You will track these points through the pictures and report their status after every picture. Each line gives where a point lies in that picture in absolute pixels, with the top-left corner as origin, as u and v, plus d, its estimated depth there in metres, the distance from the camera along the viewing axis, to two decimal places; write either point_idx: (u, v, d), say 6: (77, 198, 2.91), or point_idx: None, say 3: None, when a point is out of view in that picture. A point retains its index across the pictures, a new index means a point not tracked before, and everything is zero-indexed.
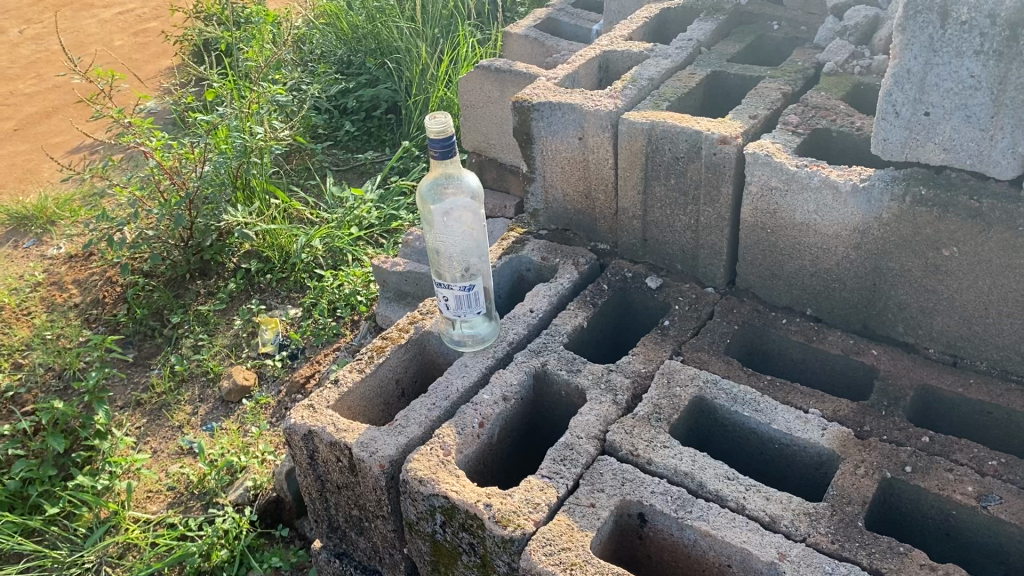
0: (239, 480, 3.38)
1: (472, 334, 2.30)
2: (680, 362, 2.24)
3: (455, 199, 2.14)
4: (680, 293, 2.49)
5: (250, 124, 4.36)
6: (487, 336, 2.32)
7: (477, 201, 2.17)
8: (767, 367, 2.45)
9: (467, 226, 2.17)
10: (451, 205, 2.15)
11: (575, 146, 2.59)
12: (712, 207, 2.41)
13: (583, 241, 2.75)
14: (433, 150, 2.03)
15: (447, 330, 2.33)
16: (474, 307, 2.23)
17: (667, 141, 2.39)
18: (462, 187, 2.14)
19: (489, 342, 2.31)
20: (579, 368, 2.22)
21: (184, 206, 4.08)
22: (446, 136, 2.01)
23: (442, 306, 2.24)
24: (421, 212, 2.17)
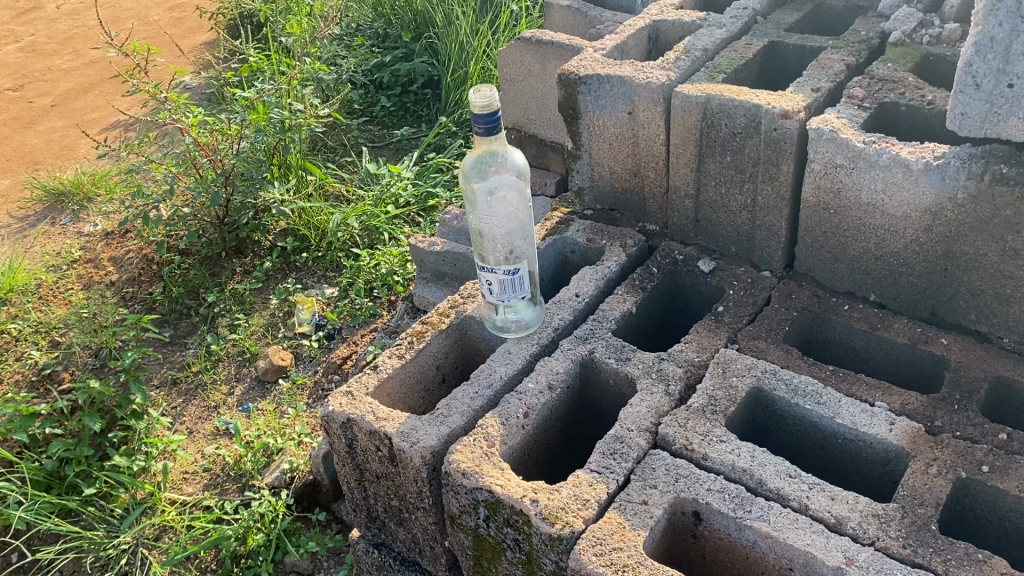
0: (275, 462, 3.34)
1: (516, 320, 2.20)
2: (736, 351, 2.12)
3: (499, 177, 2.04)
4: (735, 278, 2.37)
5: (286, 101, 4.27)
6: (530, 322, 2.22)
7: (522, 180, 2.06)
8: (826, 357, 2.32)
9: (512, 207, 2.07)
10: (495, 184, 2.04)
11: (624, 121, 2.46)
12: (771, 186, 2.28)
13: (631, 221, 2.63)
14: (476, 127, 1.92)
15: (489, 315, 2.23)
16: (518, 291, 2.12)
17: (723, 115, 2.26)
18: (506, 165, 2.03)
19: (533, 328, 2.21)
20: (628, 357, 2.12)
21: (220, 184, 4.01)
22: (490, 111, 1.89)
23: (485, 290, 2.14)
24: (463, 192, 2.07)
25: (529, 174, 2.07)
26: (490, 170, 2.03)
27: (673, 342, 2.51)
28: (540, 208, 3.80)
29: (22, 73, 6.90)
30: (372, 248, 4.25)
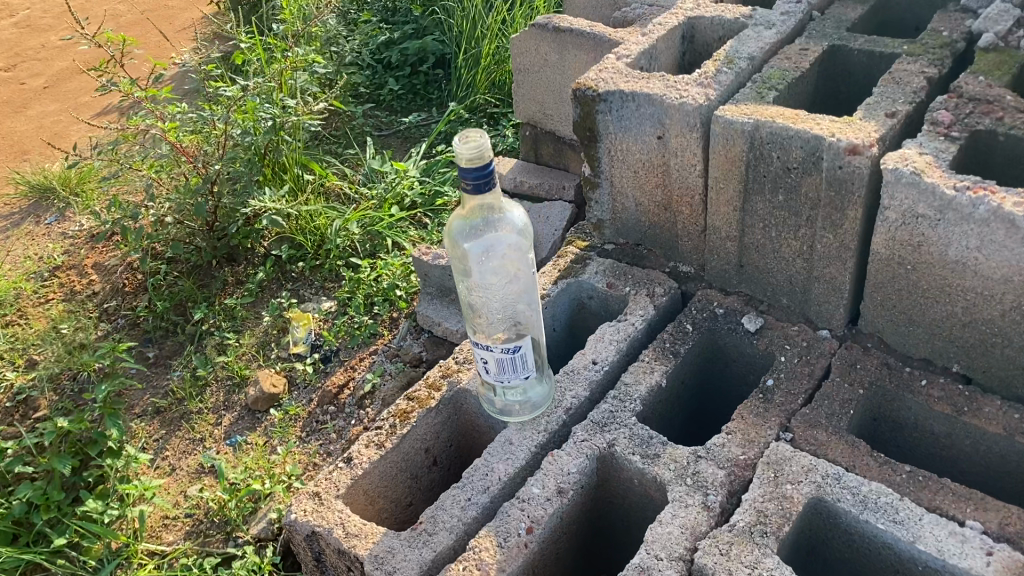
0: (263, 509, 2.98)
1: (521, 402, 1.81)
2: (789, 446, 1.73)
3: (496, 238, 1.63)
4: (786, 340, 1.96)
5: (278, 98, 3.87)
6: (540, 403, 1.83)
7: (525, 240, 1.65)
8: (906, 458, 1.94)
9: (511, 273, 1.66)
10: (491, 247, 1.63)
11: (652, 147, 2.04)
12: (833, 234, 1.86)
13: (660, 261, 2.22)
14: (464, 183, 1.52)
15: (488, 394, 1.85)
16: (521, 372, 1.73)
17: (776, 147, 1.84)
18: (504, 223, 1.62)
19: (541, 410, 1.83)
20: (656, 453, 1.73)
21: (206, 190, 3.64)
22: (482, 162, 1.48)
23: (481, 369, 1.75)
24: (451, 256, 1.67)
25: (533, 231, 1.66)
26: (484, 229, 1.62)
27: (728, 404, 2.13)
28: (557, 215, 3.37)
29: (15, 51, 6.52)
30: (374, 256, 3.84)
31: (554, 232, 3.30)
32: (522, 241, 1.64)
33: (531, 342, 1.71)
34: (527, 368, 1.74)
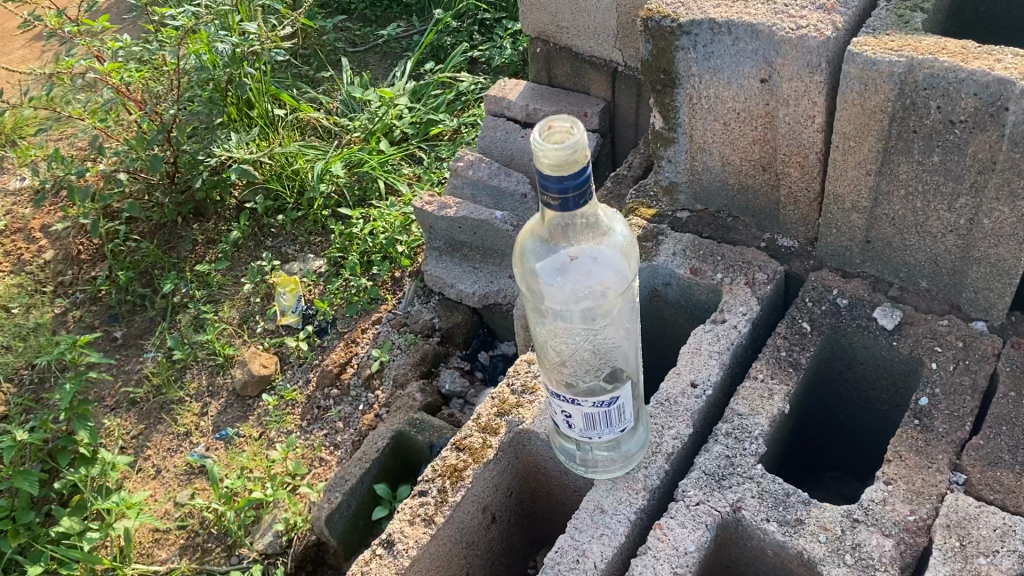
0: (267, 518, 2.52)
1: (611, 452, 1.39)
2: (970, 500, 1.32)
3: (589, 264, 1.15)
4: (936, 339, 1.53)
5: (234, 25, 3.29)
6: (634, 453, 1.40)
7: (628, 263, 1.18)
8: None
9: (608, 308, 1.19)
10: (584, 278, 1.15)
11: (753, 93, 1.54)
12: (1010, 206, 1.40)
13: (752, 233, 1.76)
14: (549, 198, 1.04)
15: (563, 443, 1.41)
16: (615, 426, 1.29)
17: (936, 93, 1.36)
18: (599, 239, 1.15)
19: (635, 460, 1.40)
20: (799, 518, 1.32)
21: (161, 143, 3.08)
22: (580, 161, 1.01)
23: (561, 423, 1.31)
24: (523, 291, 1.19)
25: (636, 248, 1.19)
26: (571, 248, 1.15)
27: (844, 410, 1.71)
28: None
29: None
30: (364, 203, 3.30)
31: None
32: (625, 262, 1.17)
33: (632, 387, 1.26)
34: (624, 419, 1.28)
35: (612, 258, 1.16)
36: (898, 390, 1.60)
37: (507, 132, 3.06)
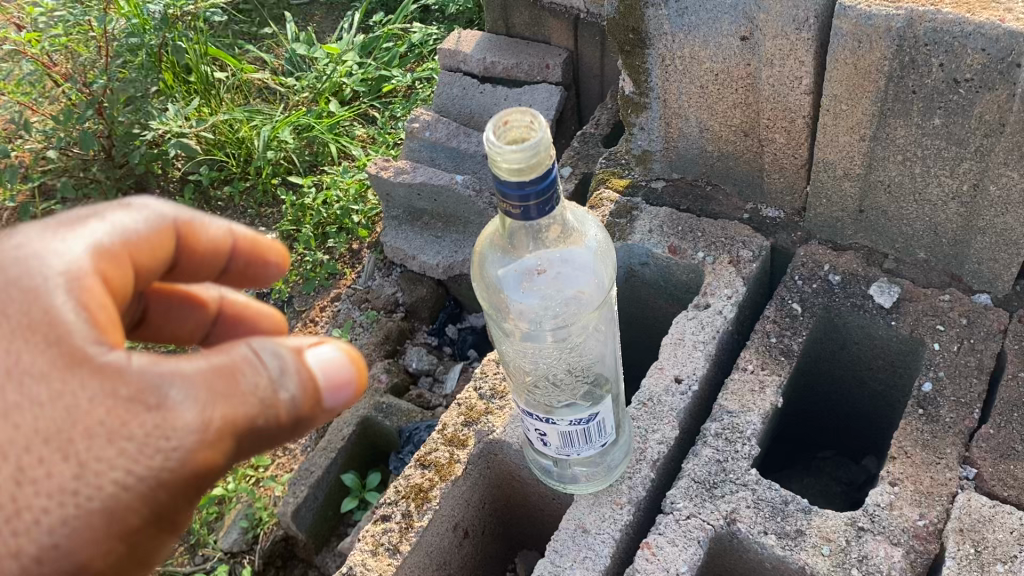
0: (230, 514, 2.38)
1: (590, 467, 1.25)
2: (983, 499, 1.21)
3: (559, 276, 1.00)
4: (938, 317, 1.41)
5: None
6: (615, 465, 1.27)
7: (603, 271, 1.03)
8: None
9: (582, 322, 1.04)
10: (553, 290, 1.00)
11: (733, 52, 1.39)
12: (1020, 171, 1.26)
13: (733, 204, 1.62)
14: (509, 205, 0.89)
15: (537, 457, 1.28)
16: (596, 440, 1.15)
17: (939, 49, 1.20)
18: (569, 246, 1.00)
19: (616, 471, 1.27)
20: (799, 529, 1.20)
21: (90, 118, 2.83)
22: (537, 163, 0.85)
23: (535, 440, 1.17)
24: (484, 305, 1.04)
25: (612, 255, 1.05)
26: (536, 258, 0.99)
27: (836, 390, 1.59)
28: (542, 100, 2.75)
29: None
30: (316, 168, 3.10)
31: None
32: (599, 269, 1.02)
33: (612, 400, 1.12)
34: (606, 432, 1.15)
35: (586, 266, 1.01)
36: (896, 371, 1.49)
37: (464, 88, 2.86)
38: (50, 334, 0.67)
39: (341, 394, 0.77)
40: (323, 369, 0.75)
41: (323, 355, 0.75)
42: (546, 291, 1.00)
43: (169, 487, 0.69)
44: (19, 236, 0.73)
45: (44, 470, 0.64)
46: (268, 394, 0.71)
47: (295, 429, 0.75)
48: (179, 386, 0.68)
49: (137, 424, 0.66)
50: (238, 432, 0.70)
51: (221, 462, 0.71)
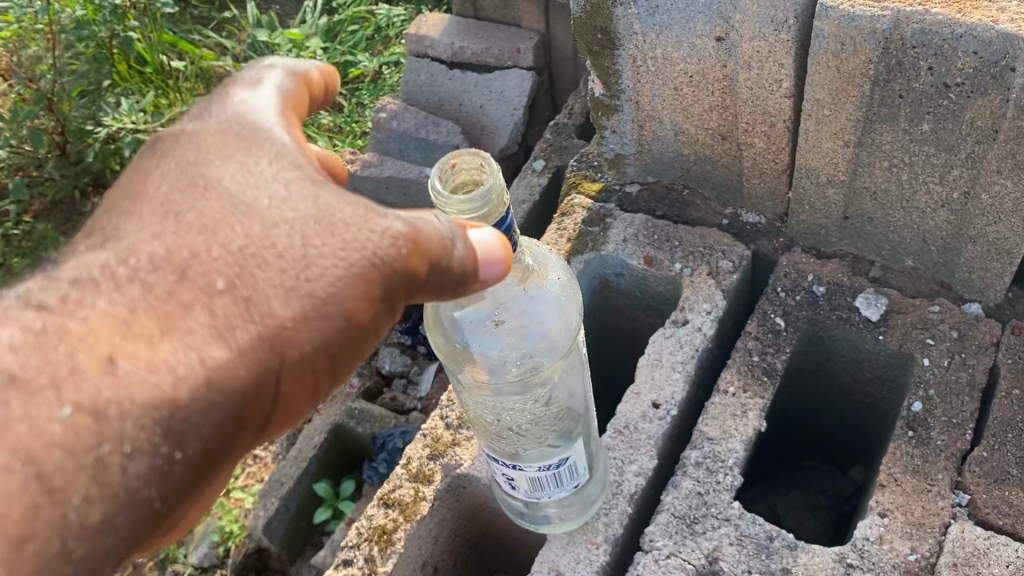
0: (199, 527, 2.29)
1: (563, 506, 1.17)
2: (978, 529, 1.15)
3: (522, 324, 0.91)
4: (927, 330, 1.34)
5: None
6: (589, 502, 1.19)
7: (569, 312, 0.95)
8: None
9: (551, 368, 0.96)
10: (516, 339, 0.92)
11: (708, 53, 1.31)
12: (1013, 180, 1.18)
13: (712, 209, 1.54)
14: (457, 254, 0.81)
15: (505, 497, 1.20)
16: (568, 482, 1.07)
17: (928, 53, 1.12)
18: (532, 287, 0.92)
19: (590, 509, 1.20)
20: (785, 568, 1.14)
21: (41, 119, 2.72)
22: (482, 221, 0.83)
23: (504, 484, 1.09)
24: (446, 360, 0.96)
25: (577, 292, 0.98)
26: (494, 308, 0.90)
27: (821, 398, 1.52)
28: (513, 87, 2.64)
29: None
30: None
31: (515, 113, 2.61)
32: (567, 305, 0.95)
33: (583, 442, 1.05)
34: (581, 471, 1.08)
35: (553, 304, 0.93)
36: (883, 382, 1.41)
37: (432, 75, 2.76)
38: (283, 161, 0.81)
39: (495, 267, 0.82)
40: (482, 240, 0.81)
41: (482, 233, 0.81)
42: (509, 341, 0.92)
43: (366, 297, 0.77)
44: (231, 93, 0.88)
45: (272, 259, 0.75)
46: (441, 248, 0.79)
47: (458, 289, 0.83)
48: (387, 217, 0.79)
49: (353, 231, 0.77)
50: (421, 268, 0.78)
51: (409, 287, 0.80)
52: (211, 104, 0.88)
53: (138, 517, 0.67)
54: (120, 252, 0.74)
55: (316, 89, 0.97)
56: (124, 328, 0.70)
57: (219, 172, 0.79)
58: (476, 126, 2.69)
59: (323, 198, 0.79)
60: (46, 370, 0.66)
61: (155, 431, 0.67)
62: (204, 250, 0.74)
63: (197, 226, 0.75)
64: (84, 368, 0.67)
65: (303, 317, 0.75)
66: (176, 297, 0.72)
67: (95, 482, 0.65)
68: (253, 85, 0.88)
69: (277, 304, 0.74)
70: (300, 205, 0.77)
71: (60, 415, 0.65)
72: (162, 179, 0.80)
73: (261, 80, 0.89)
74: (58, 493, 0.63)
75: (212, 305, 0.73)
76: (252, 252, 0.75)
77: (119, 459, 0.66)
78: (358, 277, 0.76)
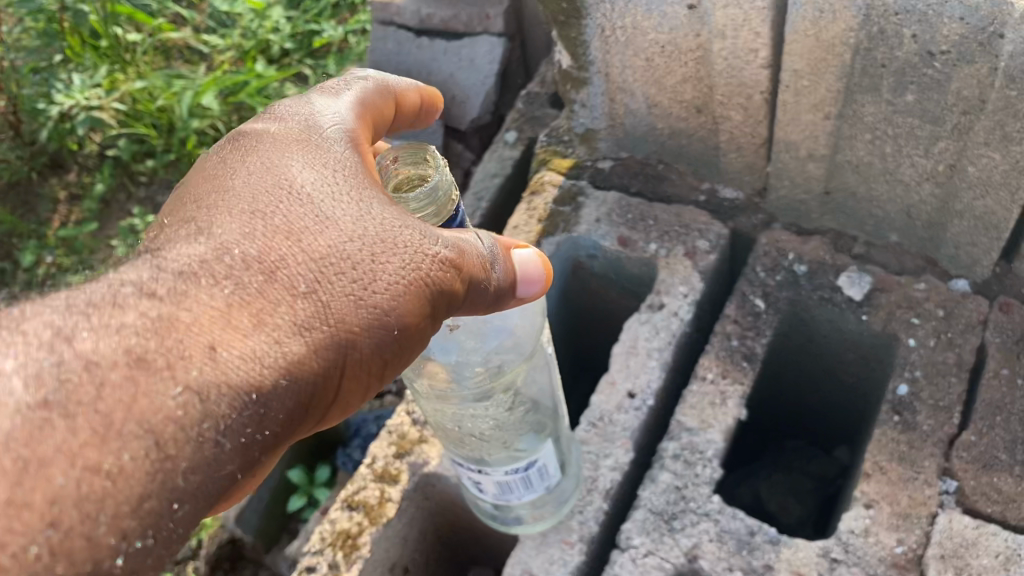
0: None
1: (537, 506, 1.13)
2: (967, 518, 1.10)
3: (480, 329, 0.90)
4: (912, 309, 1.28)
5: None
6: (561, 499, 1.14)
7: (527, 311, 0.95)
8: None
9: (512, 369, 0.96)
10: (474, 344, 0.91)
11: (680, 21, 1.24)
12: (1001, 152, 1.12)
13: (688, 185, 1.48)
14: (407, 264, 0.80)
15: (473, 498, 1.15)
16: (534, 483, 1.04)
17: (912, 19, 1.05)
18: None
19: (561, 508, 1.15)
20: (767, 565, 1.09)
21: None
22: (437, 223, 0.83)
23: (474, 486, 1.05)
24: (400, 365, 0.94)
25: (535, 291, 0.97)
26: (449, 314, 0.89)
27: (804, 377, 1.47)
28: (484, 54, 2.54)
29: None
30: None
31: (486, 81, 2.52)
32: (526, 305, 0.94)
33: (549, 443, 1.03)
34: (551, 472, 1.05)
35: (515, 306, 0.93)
36: (868, 362, 1.36)
37: (399, 44, 2.66)
38: (346, 165, 0.84)
39: (529, 286, 0.86)
40: (519, 262, 0.86)
41: (524, 255, 0.87)
42: (467, 347, 0.90)
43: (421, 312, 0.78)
44: (313, 97, 0.92)
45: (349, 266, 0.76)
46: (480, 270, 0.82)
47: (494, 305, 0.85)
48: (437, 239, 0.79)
49: (411, 252, 0.77)
50: (461, 287, 0.80)
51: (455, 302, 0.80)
52: (293, 103, 0.92)
53: (217, 491, 0.67)
54: (215, 247, 0.75)
55: (404, 99, 1.02)
56: (222, 317, 0.71)
57: (300, 177, 0.82)
58: (446, 95, 2.60)
59: (389, 215, 0.80)
60: (162, 354, 0.66)
61: (250, 416, 0.69)
62: (293, 254, 0.76)
63: (281, 231, 0.77)
64: (192, 352, 0.68)
65: (377, 321, 0.76)
66: (265, 296, 0.73)
67: (195, 457, 0.65)
68: (334, 92, 0.93)
69: (349, 312, 0.75)
70: (373, 220, 0.79)
71: (173, 394, 0.65)
72: (241, 172, 0.83)
73: (346, 90, 0.94)
74: (167, 459, 0.64)
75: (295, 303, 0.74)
76: (332, 259, 0.76)
77: (210, 441, 0.66)
78: (426, 286, 0.78)
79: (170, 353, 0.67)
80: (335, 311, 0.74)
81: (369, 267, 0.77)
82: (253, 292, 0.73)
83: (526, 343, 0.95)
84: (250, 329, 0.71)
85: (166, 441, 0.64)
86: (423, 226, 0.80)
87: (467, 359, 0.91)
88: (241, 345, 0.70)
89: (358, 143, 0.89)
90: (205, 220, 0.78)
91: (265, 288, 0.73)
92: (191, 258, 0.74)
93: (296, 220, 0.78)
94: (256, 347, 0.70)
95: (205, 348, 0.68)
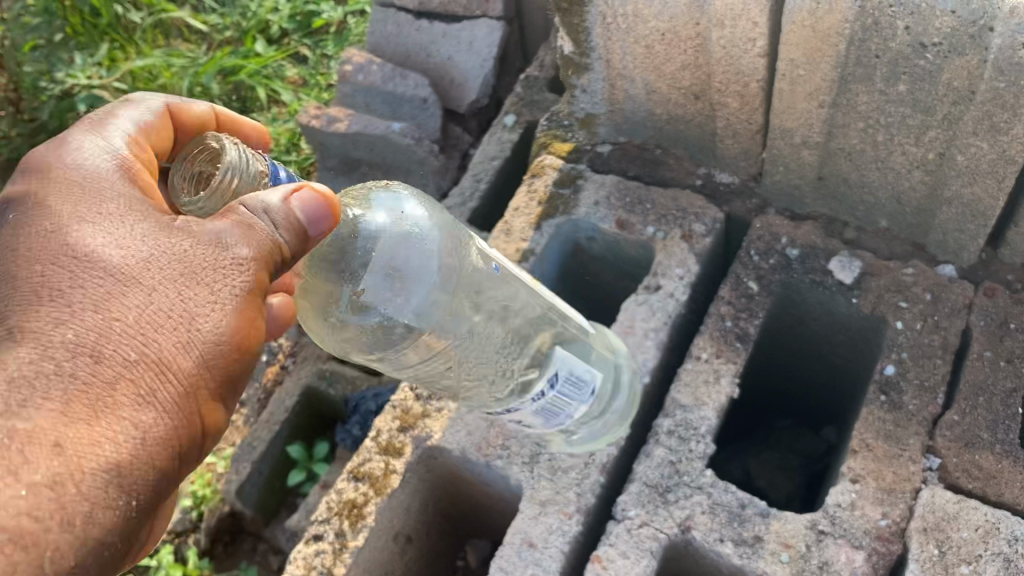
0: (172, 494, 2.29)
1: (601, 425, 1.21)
2: (947, 491, 1.15)
3: (405, 279, 0.99)
4: (901, 293, 1.33)
5: None
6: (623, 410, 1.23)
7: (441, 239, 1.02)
8: None
9: (449, 303, 1.06)
10: (405, 296, 1.00)
11: (680, 11, 1.27)
12: (989, 142, 1.16)
13: (684, 169, 1.51)
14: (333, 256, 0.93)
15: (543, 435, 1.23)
16: (577, 396, 1.08)
17: (904, 12, 1.09)
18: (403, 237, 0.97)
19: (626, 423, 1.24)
20: (756, 536, 1.14)
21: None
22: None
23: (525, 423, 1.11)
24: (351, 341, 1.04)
25: (438, 213, 1.02)
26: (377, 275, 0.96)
27: (793, 356, 1.51)
28: (483, 37, 2.56)
29: None
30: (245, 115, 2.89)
31: (484, 64, 2.55)
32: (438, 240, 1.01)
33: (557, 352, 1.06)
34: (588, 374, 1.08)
35: (419, 240, 0.99)
36: (857, 343, 1.40)
37: (398, 25, 2.65)
38: (133, 207, 0.85)
39: (319, 226, 0.83)
40: (300, 209, 0.82)
41: (289, 205, 0.81)
42: (400, 302, 1.00)
43: (243, 320, 0.83)
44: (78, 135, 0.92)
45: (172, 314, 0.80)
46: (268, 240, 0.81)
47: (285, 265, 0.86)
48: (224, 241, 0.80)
49: (218, 279, 0.81)
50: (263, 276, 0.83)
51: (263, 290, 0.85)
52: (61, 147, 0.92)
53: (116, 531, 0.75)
54: (37, 344, 0.76)
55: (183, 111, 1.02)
56: (66, 411, 0.73)
57: (92, 236, 0.81)
58: (445, 77, 2.61)
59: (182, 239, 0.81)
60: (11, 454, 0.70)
61: (122, 480, 0.75)
62: (153, 309, 0.79)
63: (93, 303, 0.78)
64: (43, 454, 0.71)
65: (211, 354, 0.81)
66: (101, 374, 0.76)
67: (85, 525, 0.72)
68: (96, 127, 0.93)
69: (180, 355, 0.80)
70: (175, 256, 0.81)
71: (32, 482, 0.70)
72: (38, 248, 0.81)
73: (108, 121, 0.94)
74: (48, 531, 0.70)
75: (122, 368, 0.77)
76: (159, 317, 0.79)
77: (93, 507, 0.73)
78: (238, 300, 0.82)
79: (25, 456, 0.71)
80: (166, 363, 0.79)
81: (215, 297, 0.81)
82: (90, 377, 0.75)
83: (450, 275, 1.04)
84: (95, 415, 0.74)
85: (42, 523, 0.70)
86: (212, 232, 0.80)
87: (397, 313, 1.00)
88: (137, 420, 0.77)
89: (141, 183, 0.89)
90: (18, 316, 0.78)
91: (98, 370, 0.76)
92: (23, 362, 0.75)
93: (103, 288, 0.79)
94: (103, 424, 0.74)
95: (58, 446, 0.72)
